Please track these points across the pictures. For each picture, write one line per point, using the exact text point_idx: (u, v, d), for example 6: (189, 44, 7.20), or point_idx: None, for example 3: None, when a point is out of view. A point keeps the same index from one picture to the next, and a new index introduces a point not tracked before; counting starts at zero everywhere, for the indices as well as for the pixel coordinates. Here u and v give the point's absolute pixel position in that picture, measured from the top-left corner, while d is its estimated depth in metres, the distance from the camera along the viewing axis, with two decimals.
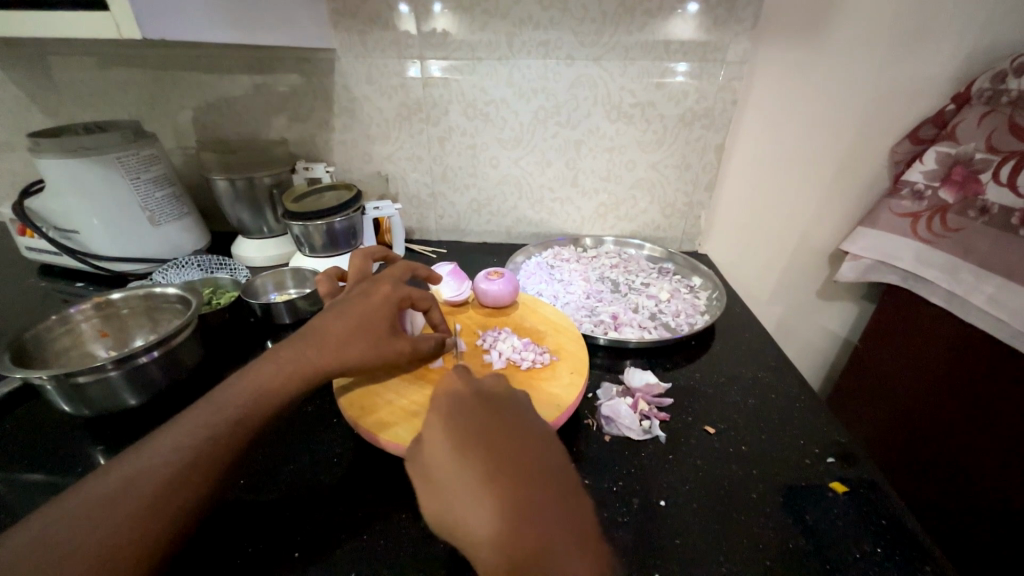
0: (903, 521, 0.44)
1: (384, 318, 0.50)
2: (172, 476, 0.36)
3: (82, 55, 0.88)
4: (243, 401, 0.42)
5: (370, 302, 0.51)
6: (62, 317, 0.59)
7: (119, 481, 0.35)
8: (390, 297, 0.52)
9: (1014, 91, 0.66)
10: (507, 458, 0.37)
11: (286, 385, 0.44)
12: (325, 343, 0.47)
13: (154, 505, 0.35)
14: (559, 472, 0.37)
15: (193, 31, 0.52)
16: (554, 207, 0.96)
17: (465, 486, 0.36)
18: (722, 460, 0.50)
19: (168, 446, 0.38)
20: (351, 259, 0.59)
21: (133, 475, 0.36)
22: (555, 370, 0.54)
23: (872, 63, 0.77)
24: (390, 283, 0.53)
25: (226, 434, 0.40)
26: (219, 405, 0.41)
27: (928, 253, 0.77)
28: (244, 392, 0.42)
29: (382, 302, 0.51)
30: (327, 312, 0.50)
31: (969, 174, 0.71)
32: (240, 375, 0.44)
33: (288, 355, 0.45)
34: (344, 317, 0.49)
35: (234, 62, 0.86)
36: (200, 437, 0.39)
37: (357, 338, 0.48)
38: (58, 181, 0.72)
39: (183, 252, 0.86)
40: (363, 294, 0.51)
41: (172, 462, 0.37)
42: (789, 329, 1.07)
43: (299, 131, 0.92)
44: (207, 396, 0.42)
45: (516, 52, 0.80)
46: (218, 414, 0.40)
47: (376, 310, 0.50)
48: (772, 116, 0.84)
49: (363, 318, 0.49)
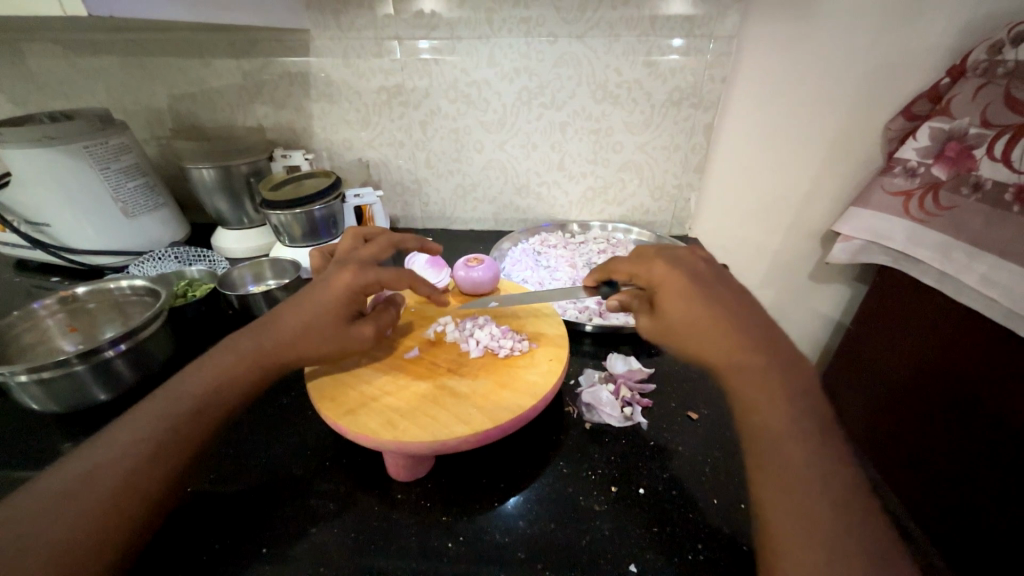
0: (885, 504, 0.44)
1: (339, 311, 0.48)
2: (130, 471, 0.36)
3: (48, 42, 0.85)
4: (202, 391, 0.42)
5: (324, 295, 0.48)
6: (25, 313, 0.58)
7: (70, 479, 0.35)
8: (347, 286, 0.48)
9: (1010, 61, 0.64)
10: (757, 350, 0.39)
11: (243, 376, 0.44)
12: (277, 334, 0.46)
13: (112, 500, 0.34)
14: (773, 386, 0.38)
15: (144, 5, 0.49)
16: (541, 192, 0.94)
17: (714, 327, 0.40)
18: (704, 447, 0.49)
19: (125, 438, 0.38)
20: (340, 239, 0.58)
21: (86, 472, 0.35)
22: (534, 358, 0.52)
23: (865, 35, 0.74)
24: (350, 268, 0.49)
25: (188, 427, 0.40)
26: (175, 397, 0.41)
27: (920, 232, 0.75)
28: (204, 381, 0.43)
29: (339, 292, 0.48)
30: (292, 300, 0.49)
31: (963, 150, 0.69)
32: (199, 365, 0.44)
33: (244, 346, 0.46)
34: (298, 309, 0.48)
35: (206, 46, 0.82)
36: (160, 429, 0.39)
37: (311, 330, 0.47)
38: (23, 173, 0.70)
39: (161, 245, 0.84)
40: (321, 287, 0.49)
41: (130, 457, 0.37)
42: (781, 312, 1.06)
43: (276, 117, 0.89)
44: (167, 389, 0.42)
45: (497, 30, 0.77)
46: (178, 406, 0.40)
47: (331, 302, 0.48)
48: (763, 92, 0.81)
49: (317, 306, 0.48)
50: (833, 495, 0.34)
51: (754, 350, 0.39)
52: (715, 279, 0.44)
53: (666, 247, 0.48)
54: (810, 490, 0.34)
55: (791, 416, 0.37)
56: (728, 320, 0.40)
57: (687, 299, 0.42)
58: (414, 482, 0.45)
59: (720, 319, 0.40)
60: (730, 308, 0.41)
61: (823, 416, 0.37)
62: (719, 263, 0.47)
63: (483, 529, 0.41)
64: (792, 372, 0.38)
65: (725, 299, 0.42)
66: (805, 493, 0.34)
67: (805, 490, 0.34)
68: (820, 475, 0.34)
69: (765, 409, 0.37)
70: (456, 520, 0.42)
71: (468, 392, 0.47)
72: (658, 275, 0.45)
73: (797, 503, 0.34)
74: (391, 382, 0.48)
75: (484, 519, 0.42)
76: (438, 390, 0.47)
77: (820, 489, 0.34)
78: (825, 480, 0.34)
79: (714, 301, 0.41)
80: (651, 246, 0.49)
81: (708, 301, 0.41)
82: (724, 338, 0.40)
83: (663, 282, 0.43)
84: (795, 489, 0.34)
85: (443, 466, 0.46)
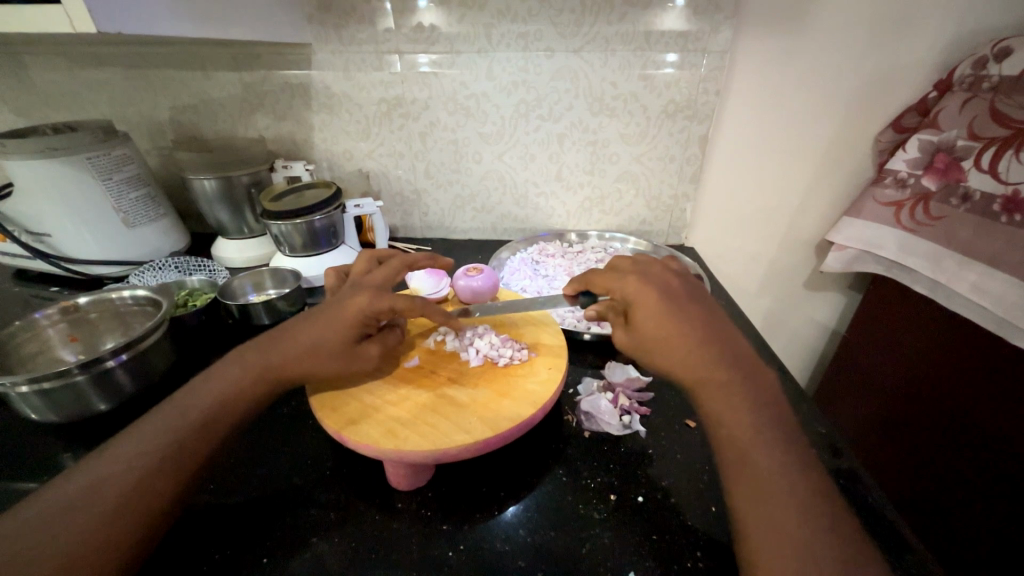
0: (881, 511, 0.44)
1: (351, 333, 0.48)
2: (136, 480, 0.36)
3: (52, 54, 0.86)
4: (207, 403, 0.42)
5: (339, 315, 0.48)
6: (26, 323, 0.58)
7: (77, 491, 0.35)
8: (362, 309, 0.48)
9: (994, 77, 0.66)
10: (722, 363, 0.41)
11: (251, 389, 0.44)
12: (287, 351, 0.47)
13: (117, 511, 0.34)
14: (745, 403, 0.39)
15: (150, 22, 0.50)
16: (539, 202, 0.95)
17: (682, 342, 0.42)
18: (702, 454, 0.50)
19: (132, 449, 0.38)
20: (356, 259, 0.58)
21: (92, 484, 0.35)
22: (533, 366, 0.52)
23: (854, 51, 0.77)
24: (367, 292, 0.50)
25: (194, 438, 0.40)
26: (178, 409, 0.42)
27: (911, 242, 0.76)
28: (209, 392, 0.43)
29: (353, 314, 0.48)
30: (303, 320, 0.50)
31: (951, 161, 0.71)
32: (207, 376, 0.45)
33: (255, 360, 0.46)
34: (311, 326, 0.48)
35: (210, 59, 0.84)
36: (166, 440, 0.39)
37: (322, 349, 0.47)
38: (25, 183, 0.70)
39: (162, 255, 0.85)
40: (337, 306, 0.49)
41: (137, 468, 0.37)
42: (776, 321, 1.07)
43: (277, 129, 0.90)
44: (174, 400, 0.43)
45: (495, 45, 0.79)
46: (183, 417, 0.41)
47: (343, 322, 0.48)
48: (756, 104, 0.83)
49: (327, 329, 0.48)
50: (811, 494, 0.35)
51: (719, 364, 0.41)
52: (690, 297, 0.45)
53: (639, 263, 0.49)
54: (782, 493, 0.35)
55: (756, 421, 0.39)
56: (695, 334, 0.42)
57: (658, 315, 0.43)
58: (415, 491, 0.45)
59: (688, 335, 0.42)
60: (698, 322, 0.43)
61: (787, 423, 0.40)
62: (689, 281, 0.49)
63: (483, 537, 0.41)
64: (754, 386, 0.40)
65: (693, 313, 0.44)
66: (778, 497, 0.35)
67: (782, 494, 0.35)
68: (797, 477, 0.36)
69: (723, 416, 0.40)
70: (457, 529, 0.42)
71: (469, 401, 0.47)
72: (633, 290, 0.45)
73: (775, 504, 0.35)
74: (392, 392, 0.49)
75: (485, 528, 0.42)
76: (439, 400, 0.48)
77: (795, 489, 0.35)
78: (798, 481, 0.36)
79: (680, 315, 0.43)
80: (623, 260, 0.51)
81: (679, 317, 0.43)
82: (692, 352, 0.42)
83: (639, 298, 0.44)
84: (774, 492, 0.35)
85: (443, 475, 0.47)
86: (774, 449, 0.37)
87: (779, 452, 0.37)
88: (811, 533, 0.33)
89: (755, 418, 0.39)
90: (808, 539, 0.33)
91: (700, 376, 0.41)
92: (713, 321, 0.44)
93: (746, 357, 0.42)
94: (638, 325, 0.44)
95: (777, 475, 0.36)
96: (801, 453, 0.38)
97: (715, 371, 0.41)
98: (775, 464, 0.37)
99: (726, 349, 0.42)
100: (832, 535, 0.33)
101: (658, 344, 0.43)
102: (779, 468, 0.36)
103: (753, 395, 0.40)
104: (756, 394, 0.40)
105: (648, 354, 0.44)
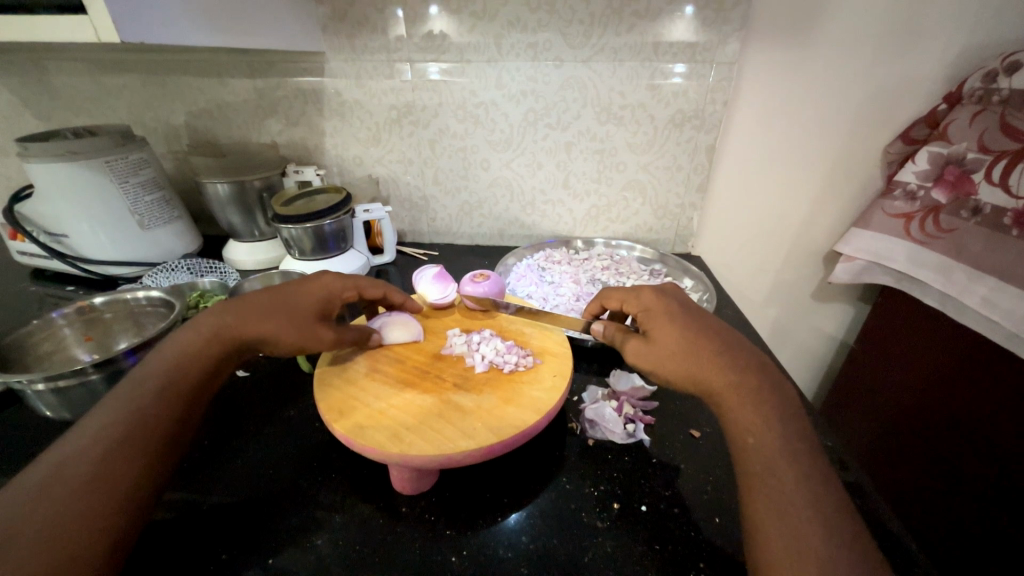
0: (886, 526, 0.43)
1: (314, 305, 0.52)
2: (105, 452, 0.38)
3: (75, 61, 0.89)
4: (161, 378, 0.43)
5: (304, 290, 0.53)
6: (43, 322, 0.60)
7: (26, 498, 0.34)
8: (331, 286, 0.55)
9: (1004, 90, 0.66)
10: (741, 362, 0.43)
11: (205, 348, 0.46)
12: (246, 317, 0.49)
13: (83, 509, 0.34)
14: (770, 410, 0.40)
15: (171, 33, 0.51)
16: (546, 209, 0.96)
17: (704, 348, 0.44)
18: (705, 465, 0.49)
19: (95, 428, 0.39)
20: None
21: (57, 468, 0.36)
22: (538, 374, 0.53)
23: (861, 64, 0.77)
24: (334, 276, 0.56)
25: (156, 408, 0.42)
26: (138, 382, 0.43)
27: (921, 253, 0.76)
28: (167, 365, 0.45)
29: (321, 291, 0.54)
30: (262, 293, 0.52)
31: (961, 174, 0.70)
32: (159, 348, 0.46)
33: (209, 323, 0.48)
34: (273, 295, 0.51)
35: (225, 67, 0.86)
36: (123, 415, 0.40)
37: (282, 316, 0.49)
38: (45, 186, 0.73)
39: (174, 256, 0.86)
40: (304, 283, 0.54)
41: (106, 440, 0.38)
42: (783, 331, 1.06)
43: (290, 135, 0.92)
44: (126, 380, 0.44)
45: (504, 54, 0.80)
46: (139, 390, 0.42)
47: (311, 296, 0.53)
48: (763, 114, 0.83)
49: (291, 303, 0.51)
50: (815, 508, 0.35)
51: (743, 365, 0.43)
52: (700, 309, 0.49)
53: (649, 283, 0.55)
54: (785, 505, 0.35)
55: (764, 430, 0.39)
56: (710, 339, 0.45)
57: (675, 324, 0.46)
58: (419, 495, 0.45)
59: (709, 341, 0.45)
60: (712, 329, 0.46)
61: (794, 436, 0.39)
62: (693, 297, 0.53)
63: (485, 544, 0.41)
64: (770, 392, 0.41)
65: (707, 321, 0.47)
66: (781, 511, 0.35)
67: (785, 507, 0.35)
68: (802, 491, 0.35)
69: (751, 426, 0.39)
70: (461, 534, 0.42)
71: (473, 407, 0.48)
72: (648, 301, 0.50)
73: (778, 519, 0.34)
74: (396, 396, 0.49)
75: (489, 533, 0.42)
76: (444, 405, 0.48)
77: (797, 501, 0.35)
78: (803, 495, 0.35)
79: (697, 323, 0.46)
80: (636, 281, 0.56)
81: (695, 326, 0.46)
82: (717, 357, 0.43)
83: (651, 308, 0.49)
84: (779, 507, 0.35)
85: (446, 481, 0.47)
86: (790, 466, 0.37)
87: (784, 465, 0.37)
88: (813, 547, 0.33)
89: (773, 430, 0.39)
90: (811, 552, 0.33)
91: (728, 381, 0.42)
92: (726, 329, 0.47)
93: (759, 358, 0.44)
94: (646, 329, 0.48)
95: (785, 490, 0.36)
96: (812, 466, 0.37)
97: (738, 373, 0.42)
98: (782, 478, 0.36)
99: (750, 357, 0.44)
100: (840, 551, 0.32)
101: (684, 353, 0.44)
102: (788, 484, 0.36)
103: (778, 399, 0.41)
104: (778, 404, 0.41)
105: (678, 366, 0.44)
